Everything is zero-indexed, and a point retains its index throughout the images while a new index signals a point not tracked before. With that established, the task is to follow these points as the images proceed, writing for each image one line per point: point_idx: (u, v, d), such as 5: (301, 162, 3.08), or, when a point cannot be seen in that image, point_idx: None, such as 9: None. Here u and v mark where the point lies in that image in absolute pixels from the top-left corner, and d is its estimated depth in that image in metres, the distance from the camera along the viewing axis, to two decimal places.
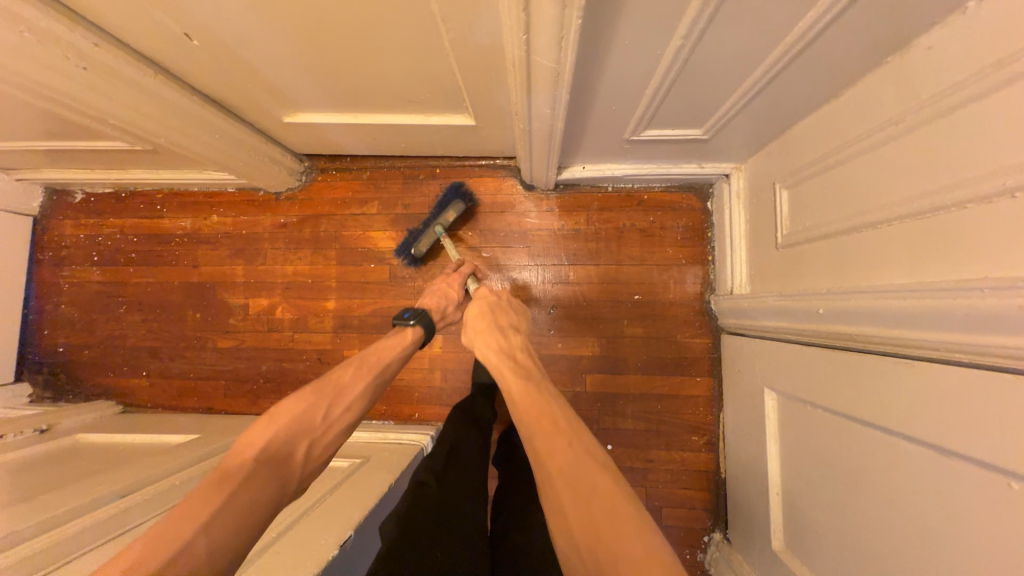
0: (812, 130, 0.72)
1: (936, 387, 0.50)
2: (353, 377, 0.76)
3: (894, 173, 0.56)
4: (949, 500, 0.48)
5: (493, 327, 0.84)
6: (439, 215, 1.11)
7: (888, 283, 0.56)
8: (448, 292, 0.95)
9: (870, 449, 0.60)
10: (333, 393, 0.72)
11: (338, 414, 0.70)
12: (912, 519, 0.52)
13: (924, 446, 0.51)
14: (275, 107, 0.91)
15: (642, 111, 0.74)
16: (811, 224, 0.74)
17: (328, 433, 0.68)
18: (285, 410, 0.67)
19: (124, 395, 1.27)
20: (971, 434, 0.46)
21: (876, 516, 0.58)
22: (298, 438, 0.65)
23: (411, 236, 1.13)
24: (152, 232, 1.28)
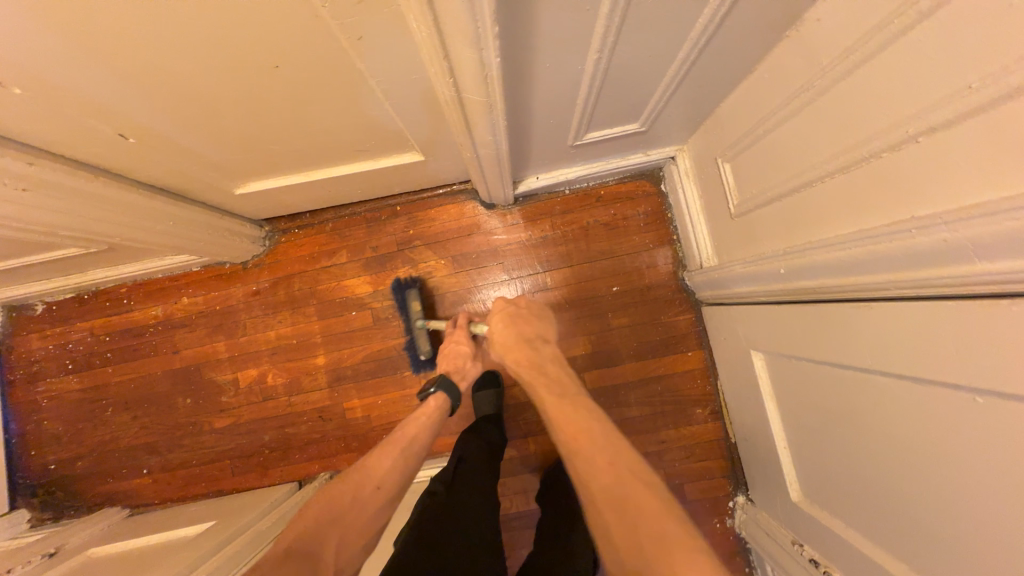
0: (738, 105, 0.77)
1: (896, 321, 0.54)
2: (379, 457, 0.79)
3: (815, 136, 0.61)
4: (933, 423, 0.51)
5: (523, 343, 0.86)
6: (410, 314, 1.12)
7: (831, 237, 0.60)
8: (459, 348, 0.98)
9: (855, 392, 0.63)
10: (359, 478, 0.76)
11: (375, 484, 0.76)
12: (906, 448, 0.56)
13: (899, 377, 0.55)
14: (224, 182, 0.91)
15: (578, 118, 0.77)
16: (756, 190, 0.78)
17: (370, 503, 0.73)
18: (324, 494, 0.74)
19: (129, 498, 1.24)
20: (934, 359, 0.49)
21: (876, 452, 0.61)
22: (343, 512, 0.71)
23: (411, 350, 1.15)
24: (125, 327, 1.25)
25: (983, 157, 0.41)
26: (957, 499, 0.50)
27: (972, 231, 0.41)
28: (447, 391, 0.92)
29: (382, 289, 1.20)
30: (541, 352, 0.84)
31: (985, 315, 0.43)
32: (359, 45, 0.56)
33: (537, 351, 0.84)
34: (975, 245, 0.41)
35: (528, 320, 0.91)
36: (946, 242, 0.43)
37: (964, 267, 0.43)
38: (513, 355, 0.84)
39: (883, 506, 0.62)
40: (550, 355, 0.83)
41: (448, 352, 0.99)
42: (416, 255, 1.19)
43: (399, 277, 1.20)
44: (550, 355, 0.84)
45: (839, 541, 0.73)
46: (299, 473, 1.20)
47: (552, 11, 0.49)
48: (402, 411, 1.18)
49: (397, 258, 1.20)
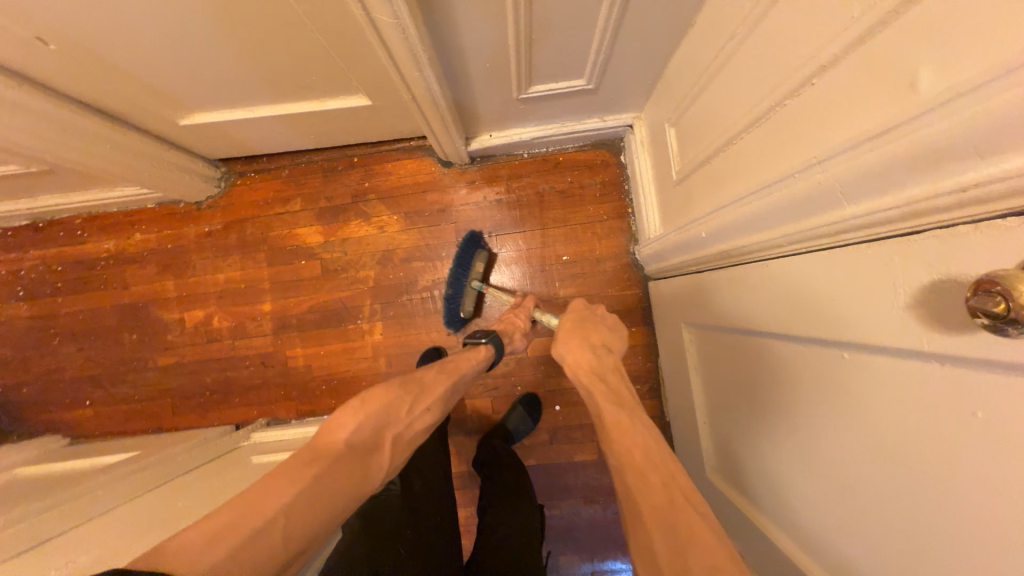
0: (683, 63, 0.74)
1: (803, 278, 0.47)
2: (434, 378, 0.74)
3: (737, 88, 0.59)
4: (842, 395, 0.45)
5: (586, 343, 0.79)
6: (469, 272, 1.09)
7: (740, 193, 0.58)
8: (516, 323, 0.95)
9: (763, 359, 0.60)
10: (418, 389, 0.70)
11: (420, 412, 0.69)
12: (804, 417, 0.52)
13: (795, 339, 0.51)
14: (166, 110, 0.90)
15: (515, 64, 0.75)
16: (693, 154, 0.76)
17: (411, 428, 0.67)
18: (374, 399, 0.65)
19: (70, 428, 1.24)
20: (836, 321, 0.43)
21: (779, 423, 0.58)
22: (388, 426, 0.65)
23: (449, 304, 1.08)
24: (77, 259, 1.25)
25: (851, 92, 0.39)
26: (844, 469, 0.46)
27: (841, 168, 0.38)
28: (496, 347, 0.88)
29: (333, 241, 1.19)
30: (603, 360, 0.76)
31: (890, 261, 0.36)
32: None
33: (600, 356, 0.77)
34: (846, 184, 0.39)
35: (599, 323, 0.85)
36: (820, 183, 0.41)
37: (836, 211, 0.41)
38: (573, 355, 0.77)
39: (795, 489, 0.56)
40: (615, 366, 0.76)
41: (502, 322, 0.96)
42: (369, 208, 1.18)
43: (351, 229, 1.18)
44: (614, 366, 0.77)
45: (743, 517, 0.71)
46: (238, 416, 1.20)
47: None
48: (343, 363, 1.18)
49: (350, 210, 1.19)
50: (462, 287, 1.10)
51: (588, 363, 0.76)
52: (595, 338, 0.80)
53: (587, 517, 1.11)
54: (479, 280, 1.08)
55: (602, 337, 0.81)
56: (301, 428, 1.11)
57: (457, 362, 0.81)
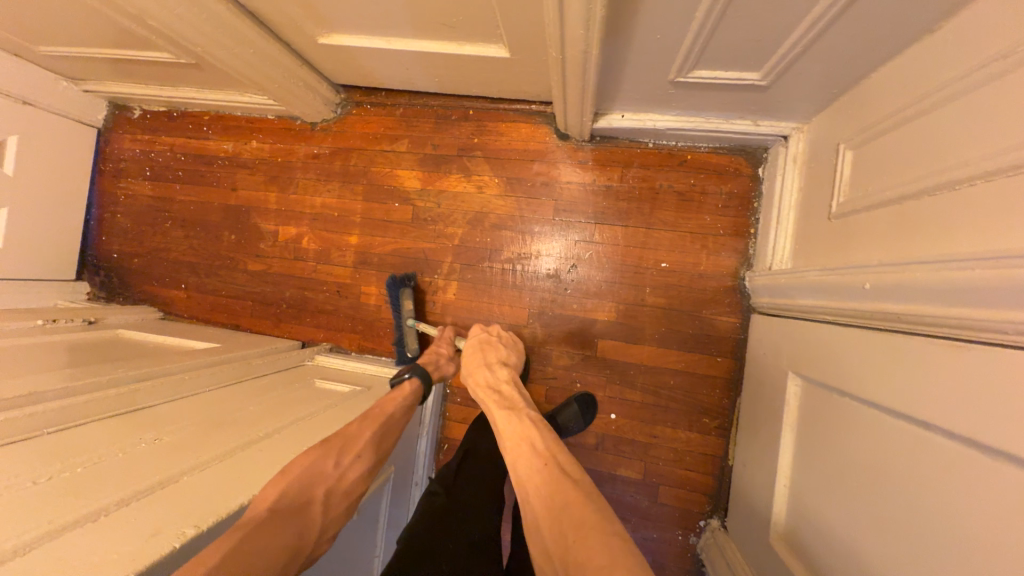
0: (896, 78, 0.61)
1: (1015, 375, 0.40)
2: (358, 428, 0.69)
3: (985, 126, 0.47)
4: (1000, 512, 0.39)
5: (483, 363, 0.86)
6: (400, 312, 1.10)
7: (955, 254, 0.48)
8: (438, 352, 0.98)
9: (914, 466, 0.49)
10: (340, 444, 0.63)
11: (350, 460, 0.63)
12: (979, 557, 0.41)
13: (1000, 458, 0.40)
14: (309, 26, 0.89)
15: (690, 42, 0.65)
16: (875, 189, 0.64)
17: (344, 479, 0.60)
18: (295, 462, 0.57)
19: (165, 304, 1.36)
20: None
21: (920, 550, 0.46)
22: (314, 486, 0.56)
23: (397, 350, 1.10)
24: (199, 153, 1.33)
25: None
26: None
27: None
28: (422, 376, 0.84)
29: (429, 190, 1.17)
30: (497, 373, 0.83)
31: None
32: None
33: (495, 372, 0.84)
34: None
35: (497, 342, 0.93)
36: None
37: None
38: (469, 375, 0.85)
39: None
40: (508, 377, 0.82)
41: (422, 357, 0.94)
42: (472, 165, 1.14)
43: (449, 182, 1.16)
44: (508, 378, 0.82)
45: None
46: (306, 335, 1.26)
47: None
48: None
49: (453, 163, 1.15)
50: (399, 329, 1.09)
51: (488, 380, 0.83)
52: (494, 356, 0.89)
53: None
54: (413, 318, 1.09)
55: (499, 355, 0.89)
56: (361, 363, 1.14)
57: (381, 409, 0.76)
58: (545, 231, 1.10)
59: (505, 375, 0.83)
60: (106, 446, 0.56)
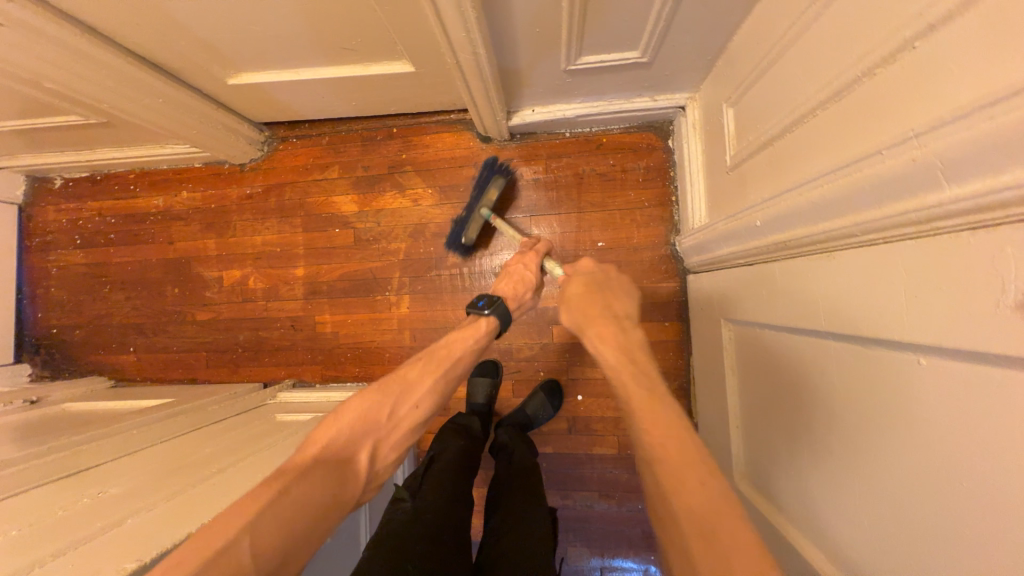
0: (750, 36, 0.68)
1: (868, 269, 0.44)
2: (420, 374, 0.69)
3: (812, 61, 0.53)
4: (891, 396, 0.42)
5: (608, 314, 0.68)
6: (480, 198, 1.04)
7: (809, 176, 0.52)
8: (525, 276, 0.88)
9: (823, 375, 0.53)
10: (398, 392, 0.65)
11: (406, 410, 0.65)
12: (879, 436, 0.44)
13: (868, 342, 0.45)
14: (216, 68, 0.91)
15: (567, 30, 0.70)
16: (753, 137, 0.70)
17: (394, 435, 0.63)
18: (356, 407, 0.61)
19: (115, 371, 1.32)
20: (898, 316, 0.40)
21: (846, 448, 0.50)
22: (366, 437, 0.60)
23: (456, 228, 1.06)
24: (130, 213, 1.31)
25: (963, 54, 0.34)
26: (943, 503, 0.37)
27: (949, 143, 0.33)
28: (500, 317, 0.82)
29: (367, 210, 1.19)
30: (629, 334, 0.65)
31: (976, 253, 0.33)
32: None
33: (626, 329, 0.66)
34: (951, 162, 0.34)
35: (615, 288, 0.75)
36: (918, 161, 0.36)
37: (931, 195, 0.36)
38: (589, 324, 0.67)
39: (827, 491, 0.54)
40: (639, 343, 0.64)
41: (509, 274, 0.88)
42: (404, 180, 1.17)
43: (384, 200, 1.18)
44: (640, 343, 0.64)
45: (778, 544, 0.65)
46: (267, 375, 1.24)
47: None
48: (369, 333, 1.18)
49: (386, 181, 1.18)
50: (470, 213, 1.05)
51: (615, 336, 0.64)
52: (619, 310, 0.69)
53: (600, 511, 1.08)
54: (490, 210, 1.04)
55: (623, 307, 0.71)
56: (325, 392, 1.13)
57: (450, 347, 0.75)
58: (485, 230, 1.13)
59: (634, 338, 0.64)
60: (42, 509, 0.54)
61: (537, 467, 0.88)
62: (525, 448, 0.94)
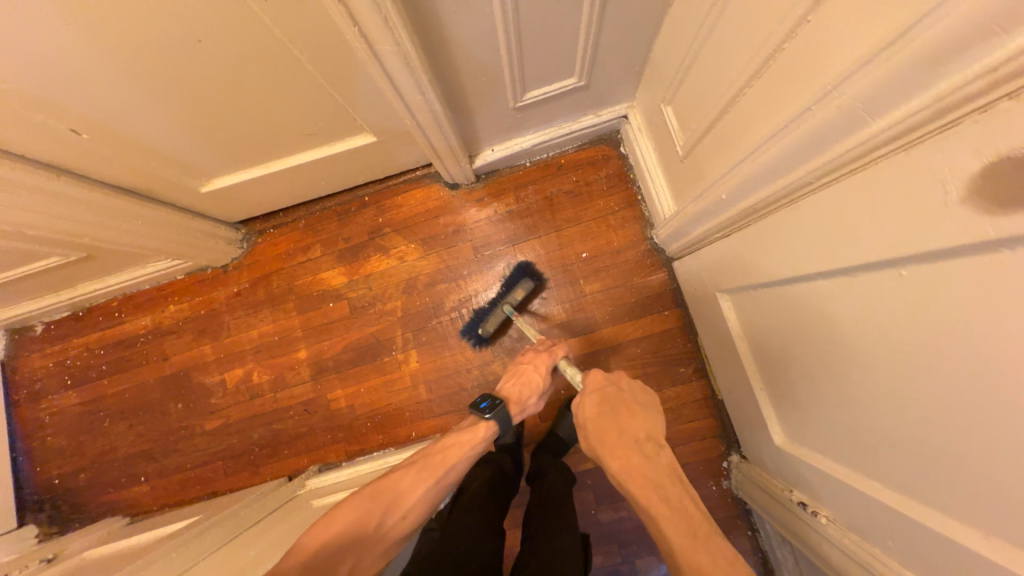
0: (669, 42, 0.77)
1: (829, 209, 0.49)
2: (413, 481, 0.73)
3: (729, 49, 0.61)
4: (882, 311, 0.47)
5: (631, 440, 0.70)
6: (508, 294, 1.09)
7: (753, 144, 0.59)
8: (533, 377, 0.89)
9: (823, 314, 0.57)
10: (389, 500, 0.69)
11: (394, 521, 0.68)
12: (895, 352, 0.47)
13: (850, 271, 0.49)
14: (188, 180, 0.96)
15: (509, 72, 0.78)
16: (696, 124, 0.78)
17: (383, 541, 0.66)
18: (352, 512, 0.65)
19: (129, 506, 1.25)
20: (866, 238, 0.45)
21: (867, 374, 0.52)
22: (357, 544, 0.63)
23: (476, 317, 1.11)
24: (118, 340, 1.29)
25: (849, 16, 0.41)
26: (965, 389, 0.41)
27: (859, 87, 0.39)
28: (498, 419, 0.84)
29: (356, 278, 1.21)
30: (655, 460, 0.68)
31: (913, 167, 0.38)
32: (272, 6, 0.58)
33: (649, 454, 0.68)
34: (867, 101, 0.39)
35: (631, 401, 0.76)
36: (838, 109, 0.42)
37: (861, 133, 0.42)
38: (615, 457, 0.68)
39: (858, 418, 0.57)
40: (669, 471, 0.67)
41: (520, 378, 0.91)
42: (386, 241, 1.21)
43: (371, 264, 1.21)
44: (668, 469, 0.67)
45: (834, 484, 0.67)
46: (288, 468, 1.20)
47: None
48: (385, 397, 1.18)
49: (368, 247, 1.22)
50: (495, 306, 1.10)
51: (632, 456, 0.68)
52: (641, 431, 0.71)
53: None
54: (513, 307, 1.08)
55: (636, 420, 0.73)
56: (354, 467, 1.11)
57: (444, 452, 0.79)
58: (473, 269, 1.17)
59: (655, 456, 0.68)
60: None
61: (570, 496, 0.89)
62: (558, 472, 0.96)
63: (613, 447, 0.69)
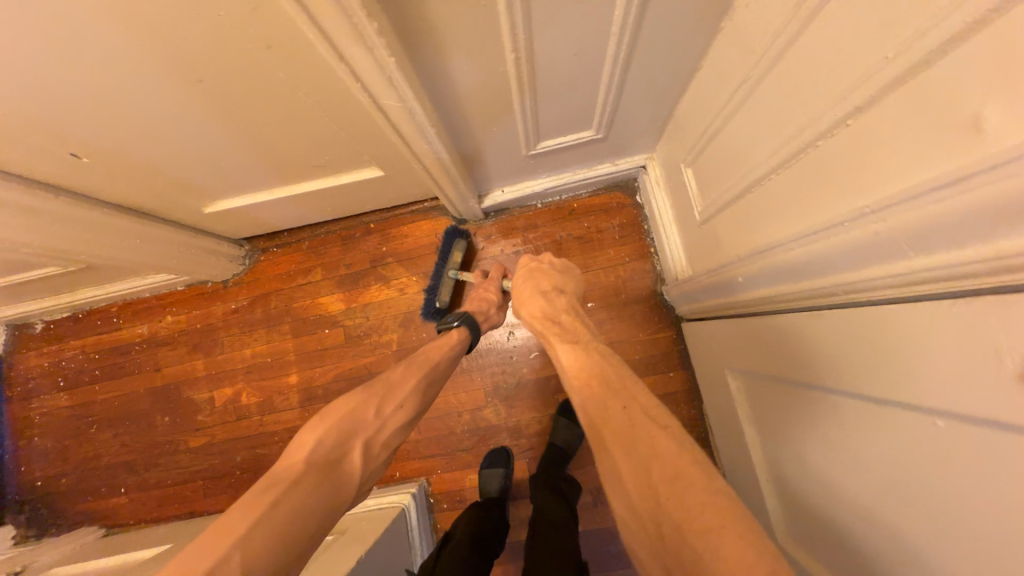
0: (695, 105, 0.73)
1: (859, 330, 0.44)
2: (403, 374, 0.77)
3: (758, 129, 0.56)
4: (909, 457, 0.41)
5: (537, 292, 0.81)
6: (447, 262, 1.09)
7: (778, 237, 0.54)
8: (487, 296, 0.98)
9: (844, 435, 0.51)
10: (383, 392, 0.73)
11: (391, 411, 0.72)
12: (921, 507, 0.41)
13: (876, 402, 0.44)
14: (191, 201, 0.94)
15: (523, 125, 0.74)
16: (716, 194, 0.73)
17: (381, 432, 0.70)
18: (340, 408, 0.68)
19: (106, 517, 1.23)
20: (901, 376, 0.40)
21: (887, 519, 0.46)
22: (354, 436, 0.66)
23: (428, 293, 1.09)
24: (113, 345, 1.28)
25: (898, 136, 0.36)
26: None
27: (906, 219, 0.35)
28: (468, 327, 0.90)
29: (354, 306, 1.19)
30: (556, 303, 0.79)
31: (963, 320, 0.33)
32: (273, 55, 0.55)
33: (553, 300, 0.79)
34: (914, 235, 0.35)
35: (553, 272, 0.86)
36: (877, 234, 0.38)
37: (903, 264, 0.37)
38: (527, 310, 0.80)
39: (864, 555, 0.51)
40: (572, 326, 0.75)
41: (472, 298, 0.98)
42: (388, 271, 1.18)
43: (371, 293, 1.18)
44: (566, 306, 0.78)
45: None
46: None
47: (446, 13, 0.47)
48: None
49: (370, 275, 1.19)
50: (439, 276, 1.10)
51: (542, 312, 0.79)
52: (547, 284, 0.83)
53: None
54: (456, 269, 1.08)
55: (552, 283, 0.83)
56: None
57: (427, 354, 0.83)
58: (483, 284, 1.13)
59: (562, 306, 0.79)
60: None
61: (564, 517, 0.87)
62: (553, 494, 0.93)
63: (531, 307, 0.80)
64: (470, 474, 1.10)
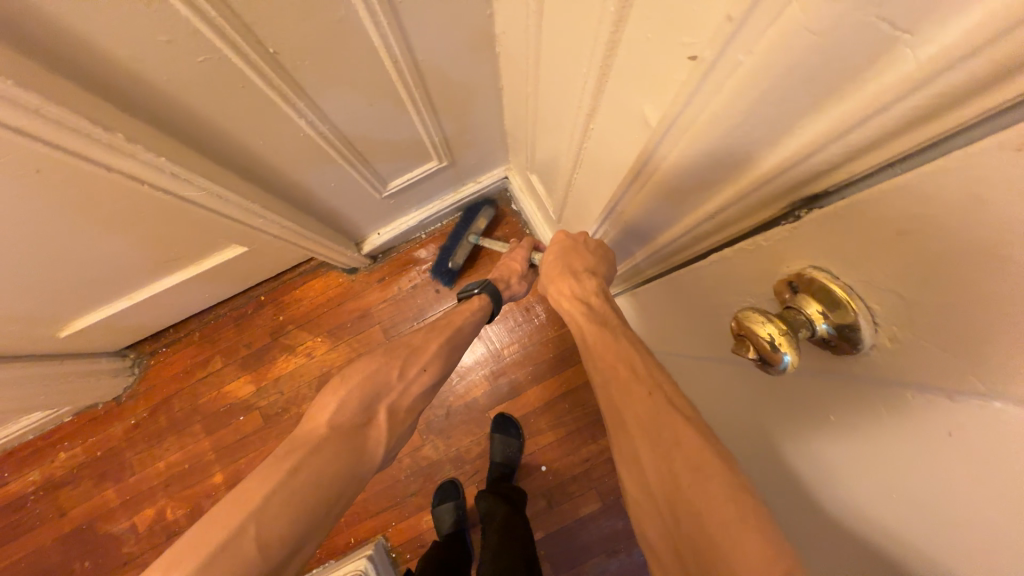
0: (513, 120, 0.77)
1: (661, 299, 0.49)
2: (426, 339, 0.66)
3: (551, 137, 0.60)
4: (721, 405, 0.46)
5: (565, 271, 0.61)
6: (470, 226, 1.07)
7: (595, 226, 0.59)
8: (512, 266, 0.82)
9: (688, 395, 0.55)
10: (405, 352, 0.63)
11: (416, 374, 0.62)
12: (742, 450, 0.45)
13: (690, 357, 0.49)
14: (37, 331, 0.86)
15: (361, 175, 0.76)
16: (555, 197, 0.78)
17: (405, 394, 0.61)
18: (361, 370, 0.59)
19: None
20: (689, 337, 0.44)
21: None
22: (377, 401, 0.58)
23: (443, 253, 1.07)
24: (4, 504, 1.14)
25: (613, 137, 0.41)
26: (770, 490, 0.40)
27: (641, 202, 0.40)
28: (492, 295, 0.76)
29: (265, 385, 1.14)
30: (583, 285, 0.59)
31: (690, 288, 0.38)
32: (47, 176, 0.52)
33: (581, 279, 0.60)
34: (650, 213, 0.40)
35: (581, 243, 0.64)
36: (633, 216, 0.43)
37: (657, 238, 0.42)
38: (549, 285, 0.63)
39: None
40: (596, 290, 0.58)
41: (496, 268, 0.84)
42: (292, 340, 1.15)
43: (280, 367, 1.14)
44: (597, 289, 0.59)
45: None
46: None
47: (202, 101, 0.48)
48: None
49: (273, 349, 1.15)
50: (459, 238, 1.07)
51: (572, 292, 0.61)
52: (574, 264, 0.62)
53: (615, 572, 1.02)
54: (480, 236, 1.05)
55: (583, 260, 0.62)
56: None
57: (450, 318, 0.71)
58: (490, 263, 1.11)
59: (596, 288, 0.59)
60: None
61: (513, 517, 0.91)
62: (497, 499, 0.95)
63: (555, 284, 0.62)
64: (424, 516, 1.08)
